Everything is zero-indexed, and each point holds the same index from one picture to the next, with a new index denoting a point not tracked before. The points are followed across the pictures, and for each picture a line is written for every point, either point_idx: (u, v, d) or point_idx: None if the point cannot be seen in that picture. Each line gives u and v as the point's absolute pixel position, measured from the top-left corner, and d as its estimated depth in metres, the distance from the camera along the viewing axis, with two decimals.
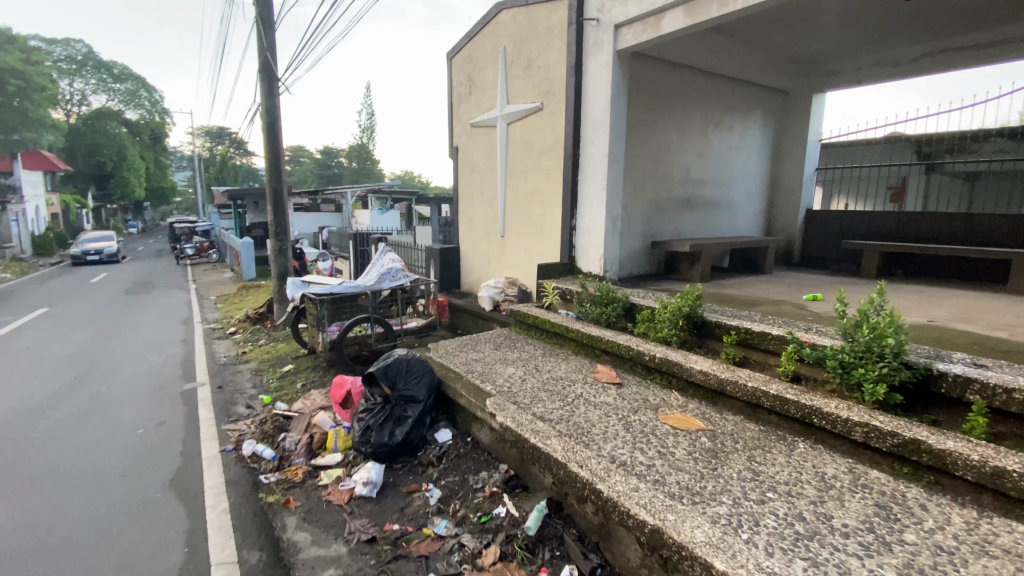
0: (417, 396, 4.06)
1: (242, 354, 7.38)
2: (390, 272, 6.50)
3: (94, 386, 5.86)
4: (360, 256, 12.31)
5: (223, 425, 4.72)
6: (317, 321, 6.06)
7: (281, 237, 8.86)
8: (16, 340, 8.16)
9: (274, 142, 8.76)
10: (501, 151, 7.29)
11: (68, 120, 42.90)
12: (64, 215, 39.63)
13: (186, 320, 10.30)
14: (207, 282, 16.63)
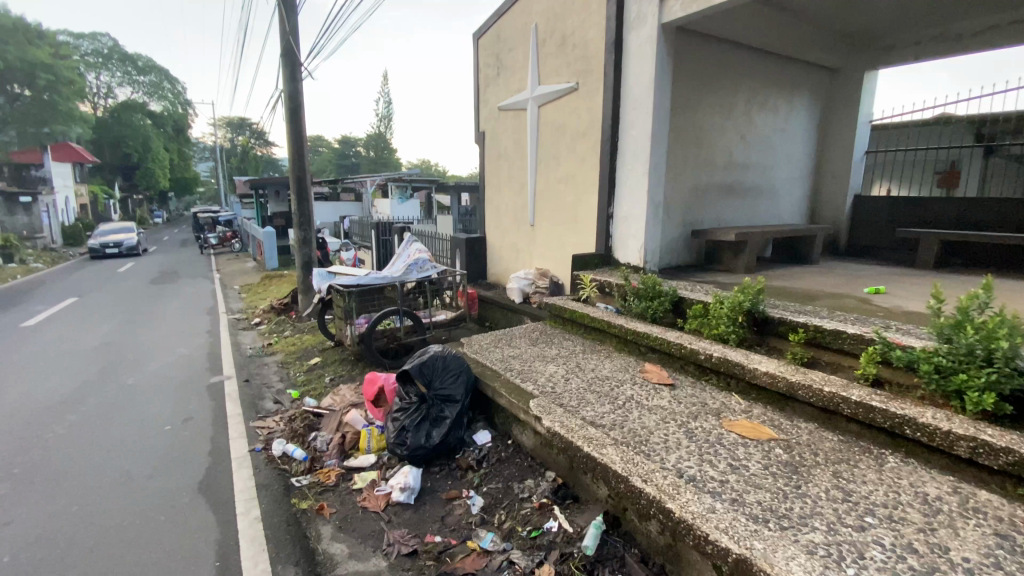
0: (454, 395, 3.82)
1: (269, 346, 7.24)
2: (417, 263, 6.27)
3: (122, 379, 5.76)
4: (383, 246, 12.11)
5: (252, 422, 4.55)
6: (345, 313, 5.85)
7: (305, 227, 8.69)
8: (44, 331, 8.13)
9: (297, 129, 8.55)
10: (533, 135, 6.95)
11: (95, 113, 43.67)
12: (93, 207, 40.51)
13: (211, 311, 10.23)
14: (231, 273, 16.70)
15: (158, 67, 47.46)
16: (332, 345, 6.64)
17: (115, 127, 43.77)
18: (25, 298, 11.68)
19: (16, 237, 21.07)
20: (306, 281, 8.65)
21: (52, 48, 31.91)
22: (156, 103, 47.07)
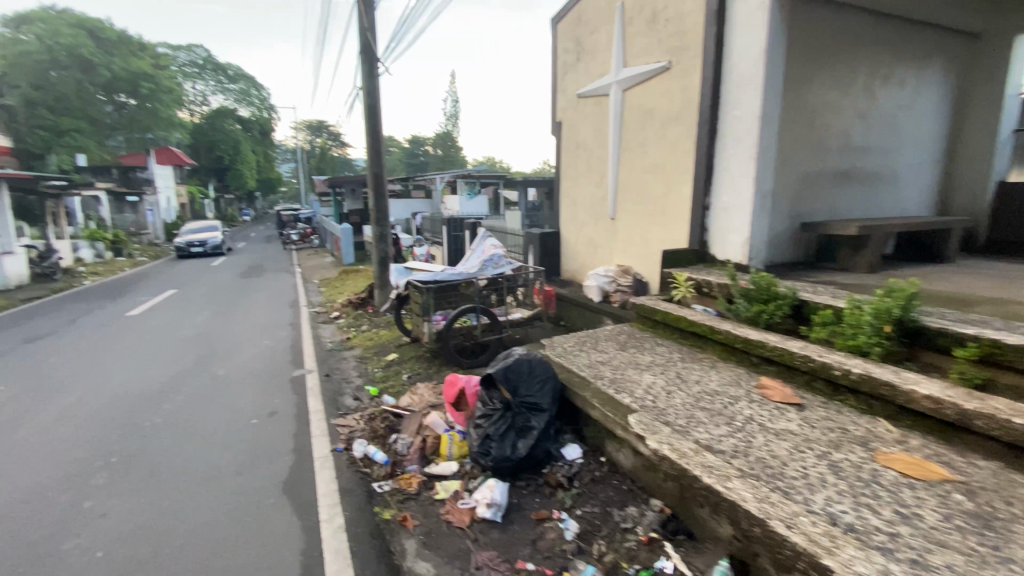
0: (541, 404, 3.46)
1: (346, 340, 7.30)
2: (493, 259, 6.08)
3: (213, 370, 5.96)
4: (454, 242, 12.02)
5: (332, 419, 4.47)
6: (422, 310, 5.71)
7: (382, 223, 8.72)
8: (147, 322, 8.71)
9: (374, 125, 8.58)
10: (615, 122, 6.47)
11: (193, 120, 47.67)
12: (191, 206, 44.30)
13: (292, 304, 10.59)
14: (310, 267, 17.43)
15: (246, 74, 50.92)
16: (408, 341, 6.56)
17: (210, 132, 47.56)
18: (132, 291, 12.69)
19: (126, 234, 23.22)
20: (382, 276, 8.69)
21: (151, 59, 35.72)
22: (244, 109, 50.60)
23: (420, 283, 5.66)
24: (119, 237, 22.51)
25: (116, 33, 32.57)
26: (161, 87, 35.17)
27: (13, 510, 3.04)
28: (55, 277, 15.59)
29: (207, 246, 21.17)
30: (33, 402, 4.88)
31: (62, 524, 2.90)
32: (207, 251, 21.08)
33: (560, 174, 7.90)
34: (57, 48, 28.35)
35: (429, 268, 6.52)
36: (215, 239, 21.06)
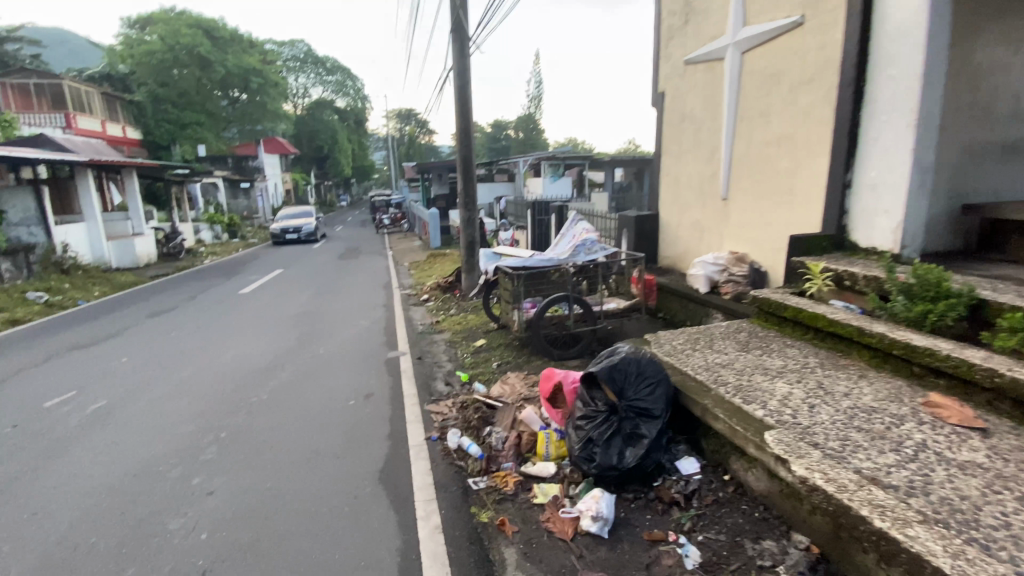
0: (652, 409, 3.06)
1: (436, 324, 7.29)
2: (585, 244, 5.65)
3: (314, 349, 6.18)
4: (539, 226, 11.44)
5: (426, 405, 4.36)
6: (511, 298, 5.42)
7: (470, 207, 8.57)
8: (256, 300, 9.34)
9: (464, 105, 8.40)
10: (732, 92, 5.78)
11: (296, 112, 51.26)
12: (294, 192, 47.91)
13: (384, 286, 10.90)
14: (400, 250, 18.03)
15: (342, 66, 53.64)
16: (497, 327, 6.37)
17: (310, 122, 50.93)
18: (245, 270, 13.81)
19: (240, 218, 25.49)
20: (469, 261, 8.58)
21: (259, 55, 38.84)
22: (340, 99, 53.50)
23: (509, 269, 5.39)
24: (234, 220, 24.76)
25: (229, 31, 35.62)
26: (268, 81, 38.08)
27: (135, 482, 3.23)
28: (182, 257, 17.43)
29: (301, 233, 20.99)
30: (159, 375, 5.31)
31: (174, 501, 3.02)
32: (301, 239, 20.88)
33: (661, 152, 7.26)
34: (178, 49, 32.46)
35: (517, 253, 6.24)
36: (309, 226, 20.84)
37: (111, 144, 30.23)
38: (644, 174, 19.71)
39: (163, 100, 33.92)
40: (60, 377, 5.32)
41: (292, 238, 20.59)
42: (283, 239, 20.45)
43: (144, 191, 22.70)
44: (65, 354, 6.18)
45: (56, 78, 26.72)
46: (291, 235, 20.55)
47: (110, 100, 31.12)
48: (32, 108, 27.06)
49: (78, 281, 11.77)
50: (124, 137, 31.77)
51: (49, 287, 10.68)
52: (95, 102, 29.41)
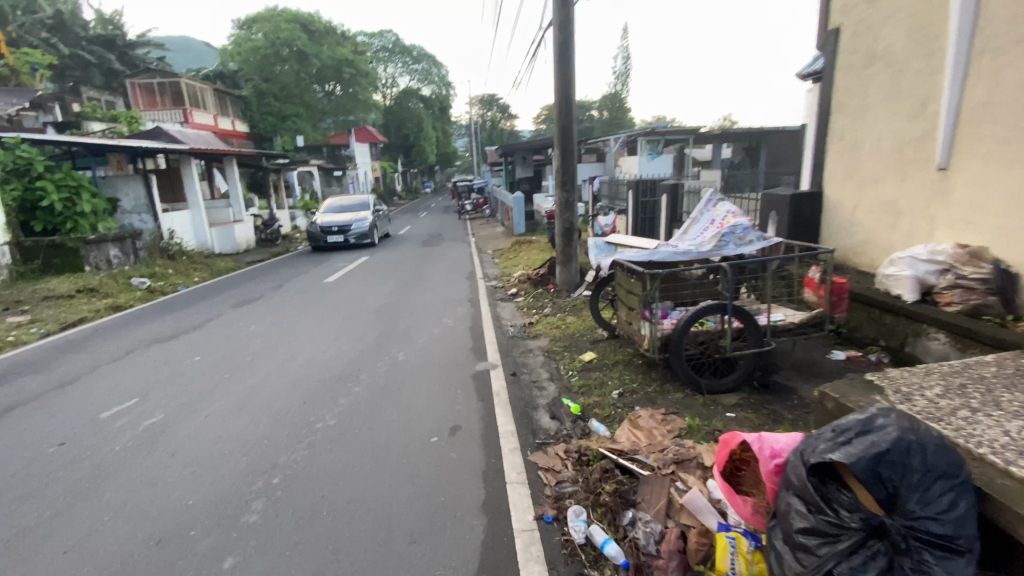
0: (950, 534, 1.74)
1: (530, 325, 6.15)
2: (734, 232, 4.46)
3: (392, 352, 5.28)
4: (642, 210, 9.92)
5: (530, 453, 3.20)
6: (637, 305, 4.01)
7: (569, 187, 7.18)
8: (339, 290, 8.78)
9: (565, 64, 6.98)
10: (967, 13, 4.01)
11: (384, 101, 52.63)
12: (382, 179, 49.27)
13: (470, 277, 9.94)
14: (484, 236, 17.21)
15: (427, 53, 53.79)
16: (610, 337, 5.12)
17: (398, 111, 51.96)
18: (333, 258, 13.55)
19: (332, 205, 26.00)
20: (566, 249, 7.28)
21: (351, 47, 39.96)
22: (426, 87, 53.84)
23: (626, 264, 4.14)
24: None
25: (324, 24, 36.88)
26: (359, 71, 39.03)
27: (156, 555, 2.43)
28: (277, 243, 17.76)
29: (349, 233, 14.77)
30: (226, 381, 4.70)
31: None
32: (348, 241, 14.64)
33: (832, 109, 5.51)
34: (279, 45, 34.17)
35: (627, 237, 4.97)
36: (362, 222, 14.53)
37: (221, 137, 32.30)
38: (758, 150, 17.14)
39: (266, 94, 35.97)
40: (127, 379, 4.85)
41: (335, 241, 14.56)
42: (323, 241, 14.41)
43: (246, 179, 23.83)
44: (144, 350, 5.83)
45: (175, 77, 28.84)
46: (335, 235, 14.49)
47: (221, 96, 33.28)
48: (156, 106, 29.47)
49: (180, 267, 12.05)
50: (233, 130, 33.93)
51: (152, 273, 10.94)
52: (208, 98, 31.50)
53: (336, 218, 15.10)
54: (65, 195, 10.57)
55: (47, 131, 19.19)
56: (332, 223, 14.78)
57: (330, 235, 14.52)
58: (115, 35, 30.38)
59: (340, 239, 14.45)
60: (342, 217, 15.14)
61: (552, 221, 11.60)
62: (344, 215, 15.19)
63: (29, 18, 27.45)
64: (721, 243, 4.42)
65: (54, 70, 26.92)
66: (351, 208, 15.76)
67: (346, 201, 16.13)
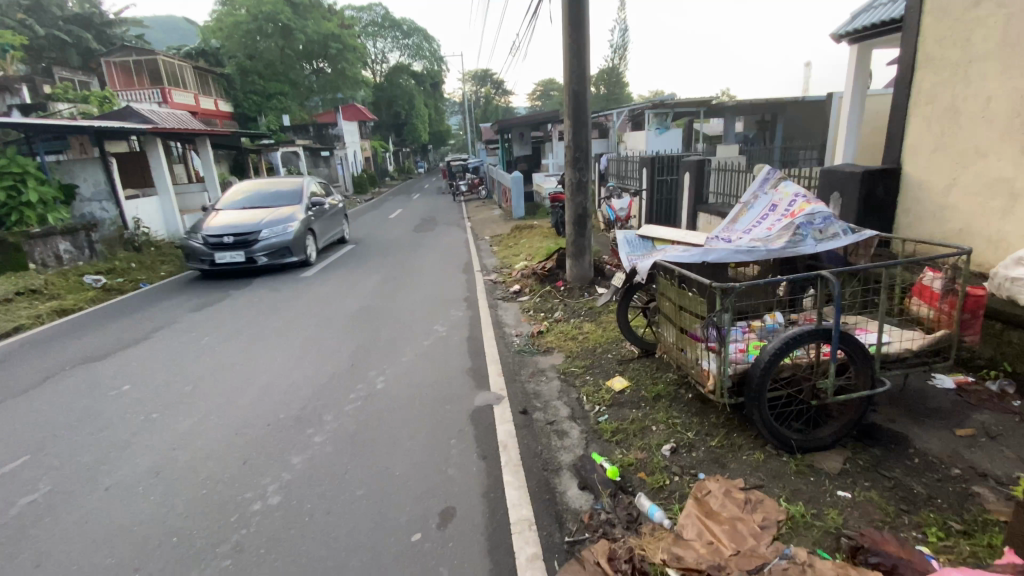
0: None
1: (539, 334, 5.05)
2: (812, 220, 3.47)
3: (368, 376, 4.23)
4: (658, 190, 8.78)
5: (558, 563, 2.17)
6: (693, 326, 2.93)
7: (582, 166, 6.02)
8: (318, 288, 7.68)
9: (577, 17, 5.72)
10: None
11: (375, 79, 50.69)
12: (374, 159, 47.63)
13: (467, 269, 8.82)
14: (481, 220, 16.06)
15: (418, 27, 51.25)
16: (642, 356, 4.04)
17: (389, 88, 49.86)
18: None
19: None
20: (579, 238, 6.19)
21: (338, 21, 38.09)
22: (417, 64, 51.52)
23: (673, 268, 3.08)
24: None
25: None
26: (346, 46, 37.08)
27: None
28: None
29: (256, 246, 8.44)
30: (155, 424, 3.65)
31: None
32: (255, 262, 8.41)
33: (918, 64, 4.42)
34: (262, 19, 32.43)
35: (662, 228, 3.91)
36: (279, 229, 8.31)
37: (203, 118, 30.55)
38: (774, 123, 15.92)
39: (250, 72, 34.29)
40: (29, 422, 3.79)
41: (230, 260, 8.31)
42: (210, 263, 8.19)
43: (227, 162, 22.44)
44: (66, 373, 4.76)
45: (151, 54, 26.98)
46: (229, 251, 8.19)
47: (202, 75, 31.39)
48: (132, 86, 27.60)
49: (146, 261, 10.85)
50: (216, 110, 32.18)
51: (111, 269, 9.77)
52: (187, 77, 29.65)
53: (237, 218, 8.76)
54: (8, 185, 9.36)
55: (5, 113, 17.58)
56: (228, 229, 8.47)
57: (221, 250, 8.28)
58: (90, 13, 28.40)
59: (239, 257, 8.23)
60: (247, 217, 8.83)
61: (556, 205, 10.43)
62: (251, 213, 8.86)
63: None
64: (796, 237, 3.45)
65: (20, 48, 24.98)
66: (268, 201, 9.41)
67: (267, 189, 9.72)
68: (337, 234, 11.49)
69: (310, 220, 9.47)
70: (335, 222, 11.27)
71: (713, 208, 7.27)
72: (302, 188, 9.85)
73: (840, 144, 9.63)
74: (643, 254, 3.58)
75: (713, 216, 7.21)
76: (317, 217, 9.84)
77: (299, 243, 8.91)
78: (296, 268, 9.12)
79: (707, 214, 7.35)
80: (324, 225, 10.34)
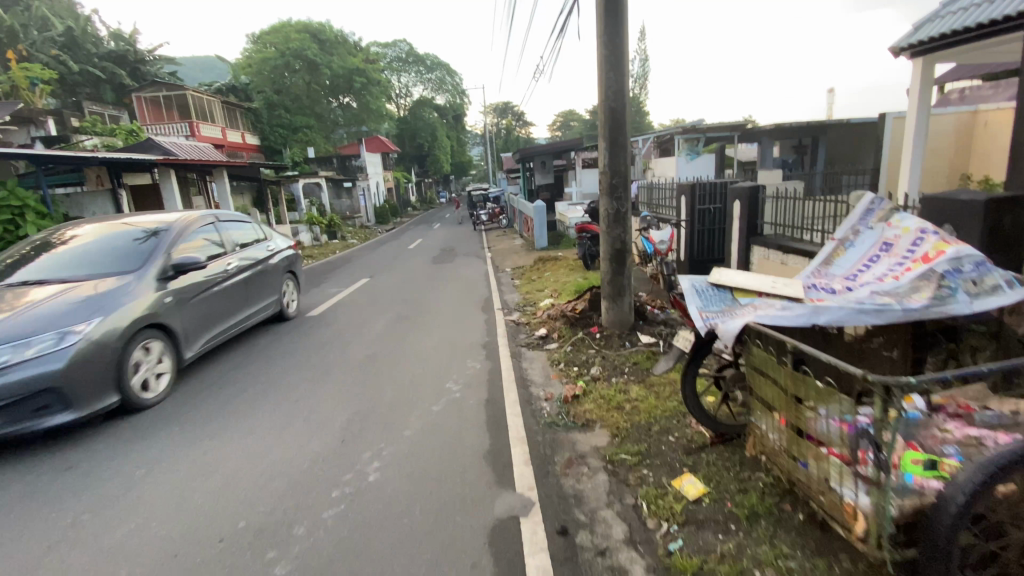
0: None
1: (573, 400, 4.05)
2: (963, 270, 2.54)
3: (362, 458, 3.37)
4: (700, 219, 7.92)
5: None
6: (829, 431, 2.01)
7: (620, 194, 5.13)
8: (321, 330, 6.86)
9: (615, 25, 4.92)
10: None
11: (398, 112, 51.55)
12: (396, 190, 47.81)
13: (486, 307, 7.93)
14: (502, 251, 15.29)
15: (442, 62, 52.21)
16: (713, 442, 3.09)
17: (412, 121, 50.55)
18: (328, 282, 11.70)
19: (338, 219, 24.20)
20: (616, 278, 5.27)
21: (363, 57, 38.99)
22: (439, 97, 52.28)
23: (783, 338, 2.20)
24: (334, 221, 23.62)
25: (335, 34, 36.08)
26: (371, 80, 37.84)
27: None
28: None
29: None
30: (78, 534, 2.76)
31: None
32: None
33: None
34: (290, 56, 33.30)
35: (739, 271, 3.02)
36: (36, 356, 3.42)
37: (229, 150, 30.94)
38: (813, 146, 14.97)
39: (277, 106, 34.95)
40: None
41: None
42: None
43: (248, 193, 22.32)
44: None
45: (181, 89, 27.51)
46: None
47: (230, 109, 31.96)
48: (161, 119, 28.03)
49: None
50: (243, 143, 32.66)
51: None
52: (215, 110, 30.19)
53: None
54: (3, 218, 8.95)
55: (30, 146, 17.66)
56: None
57: None
58: (126, 51, 29.20)
59: None
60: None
61: (584, 236, 9.56)
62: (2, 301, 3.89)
63: (38, 34, 26.33)
64: (942, 291, 2.52)
65: (55, 85, 25.59)
66: (81, 266, 4.50)
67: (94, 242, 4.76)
68: (269, 306, 6.54)
69: (169, 303, 4.55)
70: (264, 289, 6.38)
71: (769, 240, 6.32)
72: (168, 236, 4.97)
73: (903, 168, 8.61)
74: (723, 309, 2.68)
75: (771, 249, 6.23)
76: (191, 295, 4.93)
77: (118, 366, 3.95)
78: (119, 414, 4.14)
79: (763, 247, 6.39)
80: (222, 300, 5.42)
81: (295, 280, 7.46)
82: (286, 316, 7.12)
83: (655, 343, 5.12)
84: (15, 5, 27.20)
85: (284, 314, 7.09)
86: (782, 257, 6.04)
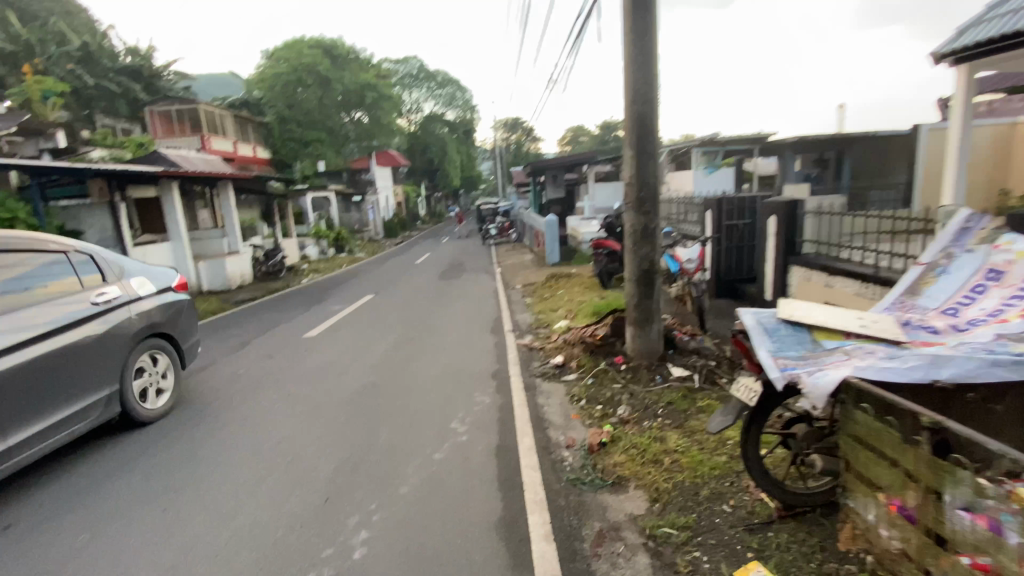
0: None
1: (600, 450, 3.45)
2: None
3: (347, 528, 2.80)
4: (727, 236, 7.33)
5: None
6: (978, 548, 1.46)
7: (648, 209, 4.57)
8: (316, 355, 6.33)
9: (643, 19, 4.38)
10: None
11: (409, 126, 51.74)
12: (406, 203, 47.70)
13: (496, 329, 7.34)
14: (511, 266, 14.76)
15: (453, 77, 52.37)
16: (781, 516, 2.51)
17: (422, 135, 50.61)
18: (330, 298, 11.20)
19: (346, 232, 23.85)
20: (643, 302, 4.69)
21: (375, 72, 39.16)
22: (450, 112, 52.29)
23: (917, 408, 1.63)
24: (341, 234, 23.26)
25: (347, 49, 36.29)
26: (382, 95, 37.92)
27: None
28: (278, 277, 15.62)
29: None
30: None
31: None
32: None
33: None
34: (302, 71, 33.49)
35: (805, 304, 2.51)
36: None
37: (239, 163, 30.91)
38: (838, 160, 14.33)
39: (288, 120, 35.06)
40: None
41: None
42: None
43: (256, 206, 22.10)
44: None
45: (193, 103, 27.53)
46: None
47: (242, 123, 31.99)
48: (173, 133, 28.04)
49: None
50: (254, 156, 32.67)
51: None
52: (226, 124, 30.24)
53: None
54: None
55: (39, 158, 17.56)
56: None
57: None
58: (142, 66, 29.41)
59: None
60: None
61: (600, 253, 9.00)
62: None
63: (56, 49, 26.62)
64: None
65: (69, 98, 25.75)
66: None
67: None
68: (97, 414, 3.75)
69: None
70: (71, 388, 3.55)
71: (811, 259, 5.71)
72: None
73: (946, 182, 7.97)
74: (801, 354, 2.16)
75: (813, 270, 5.61)
76: None
77: None
78: None
79: (803, 267, 5.78)
80: None
81: (170, 347, 4.52)
82: (140, 417, 4.16)
83: (689, 377, 4.51)
84: (34, 21, 27.48)
85: (133, 414, 4.10)
86: (826, 278, 5.42)
